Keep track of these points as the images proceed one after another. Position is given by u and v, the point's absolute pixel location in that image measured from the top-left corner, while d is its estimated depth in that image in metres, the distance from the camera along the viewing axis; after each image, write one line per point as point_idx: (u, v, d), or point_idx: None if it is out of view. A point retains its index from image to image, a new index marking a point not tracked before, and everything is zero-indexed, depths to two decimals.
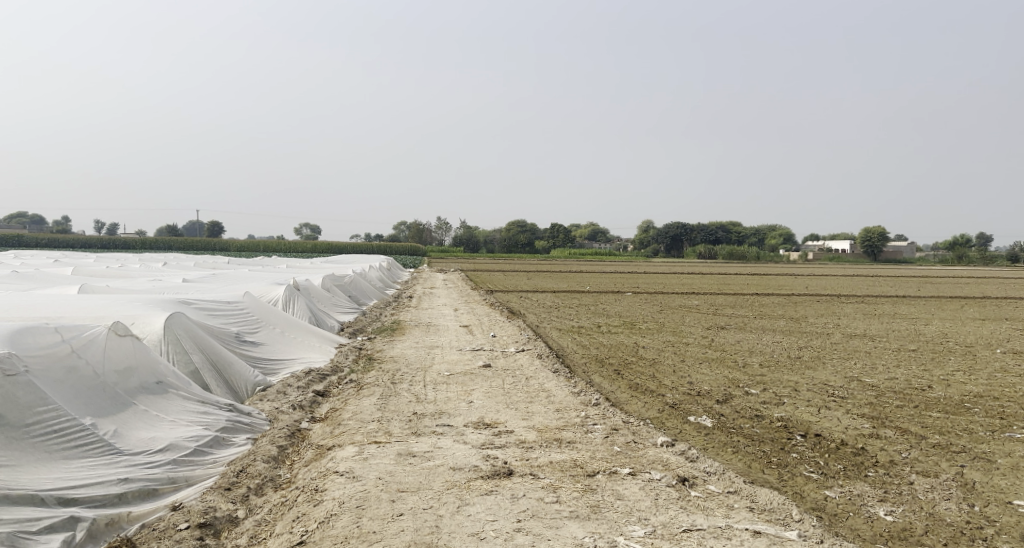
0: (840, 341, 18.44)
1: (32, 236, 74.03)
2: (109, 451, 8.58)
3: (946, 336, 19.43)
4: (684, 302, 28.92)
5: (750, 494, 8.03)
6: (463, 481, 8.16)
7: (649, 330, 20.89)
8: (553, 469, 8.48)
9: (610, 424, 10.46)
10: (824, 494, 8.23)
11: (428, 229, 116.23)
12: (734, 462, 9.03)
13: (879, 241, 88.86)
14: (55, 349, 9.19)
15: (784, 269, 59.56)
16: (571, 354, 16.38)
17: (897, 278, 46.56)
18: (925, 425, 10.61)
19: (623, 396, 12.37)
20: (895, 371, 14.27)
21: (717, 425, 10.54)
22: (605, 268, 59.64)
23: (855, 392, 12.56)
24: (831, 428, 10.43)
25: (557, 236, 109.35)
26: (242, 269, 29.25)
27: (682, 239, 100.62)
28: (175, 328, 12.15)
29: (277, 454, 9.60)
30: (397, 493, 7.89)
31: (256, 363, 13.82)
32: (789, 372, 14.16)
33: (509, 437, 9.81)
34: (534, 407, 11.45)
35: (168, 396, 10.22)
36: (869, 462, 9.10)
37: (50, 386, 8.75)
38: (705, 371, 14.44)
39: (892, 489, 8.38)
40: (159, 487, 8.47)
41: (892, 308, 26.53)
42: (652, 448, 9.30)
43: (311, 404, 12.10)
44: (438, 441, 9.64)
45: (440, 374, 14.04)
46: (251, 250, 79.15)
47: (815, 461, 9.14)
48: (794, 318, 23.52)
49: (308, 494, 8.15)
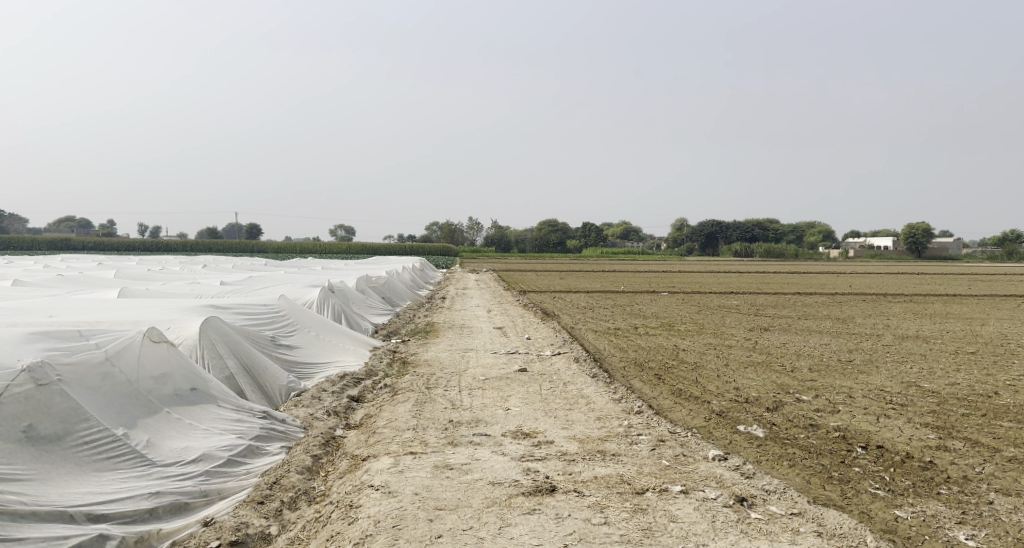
0: (891, 343, 17.73)
1: (76, 241, 75.30)
2: (141, 463, 8.24)
3: (1005, 337, 18.62)
4: (725, 303, 28.26)
5: (816, 517, 7.50)
6: (505, 499, 7.73)
7: (688, 332, 20.31)
8: (600, 486, 8.02)
9: (657, 434, 9.94)
10: (895, 514, 7.70)
11: (462, 230, 115.94)
12: (793, 477, 8.50)
13: (923, 238, 87.09)
14: (89, 356, 8.89)
15: (830, 268, 58.42)
16: (610, 357, 15.86)
17: (943, 276, 45.25)
18: (997, 436, 9.99)
19: (667, 403, 11.86)
20: (956, 376, 13.58)
21: (771, 436, 9.98)
22: (644, 267, 58.84)
23: (914, 399, 11.92)
24: (893, 439, 9.85)
25: (590, 235, 108.63)
26: (277, 271, 29.12)
27: (716, 237, 99.30)
28: (211, 332, 11.86)
29: (311, 465, 9.21)
30: (435, 512, 7.47)
31: (291, 366, 13.54)
32: (841, 377, 13.53)
33: (550, 448, 9.35)
34: (574, 415, 10.98)
35: (202, 404, 9.88)
36: (940, 478, 8.53)
37: (84, 394, 8.45)
38: (752, 375, 13.86)
39: (970, 509, 7.81)
40: (191, 501, 8.11)
41: (944, 307, 25.66)
42: (704, 462, 8.78)
43: (345, 410, 11.75)
44: (475, 452, 9.21)
45: (476, 379, 13.62)
46: (287, 252, 79.84)
47: (880, 476, 8.59)
48: (840, 319, 22.76)
49: (342, 510, 7.75)
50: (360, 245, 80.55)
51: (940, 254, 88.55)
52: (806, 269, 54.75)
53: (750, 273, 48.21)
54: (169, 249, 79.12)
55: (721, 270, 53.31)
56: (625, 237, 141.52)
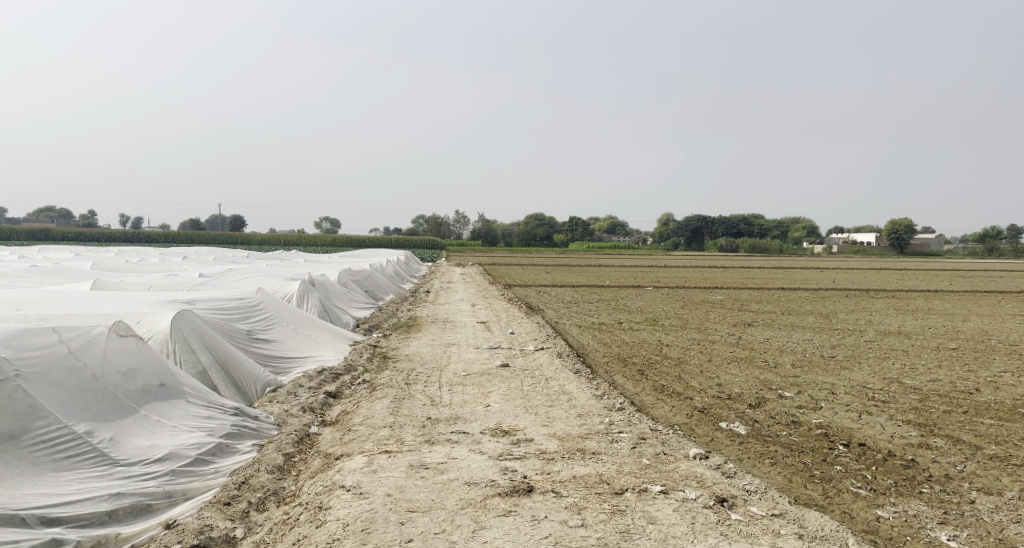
0: (874, 339, 17.65)
1: (58, 230, 74.70)
2: (102, 462, 7.98)
3: (987, 334, 18.58)
4: (709, 297, 28.15)
5: (798, 519, 7.33)
6: (480, 500, 7.52)
7: (672, 327, 20.17)
8: (577, 486, 7.82)
9: (638, 432, 9.75)
10: (876, 514, 7.55)
11: (448, 223, 115.50)
12: (773, 476, 8.34)
13: (906, 234, 87.54)
14: (52, 350, 8.59)
15: (814, 265, 58.35)
16: (593, 353, 15.67)
17: (925, 272, 45.27)
18: (978, 434, 9.87)
19: (649, 399, 11.68)
20: (937, 372, 13.50)
21: (752, 434, 9.82)
22: (631, 262, 58.78)
23: (896, 396, 11.80)
24: (876, 436, 9.71)
25: (577, 230, 108.58)
26: (261, 264, 28.58)
27: (702, 232, 99.38)
28: (183, 325, 11.57)
29: (282, 464, 8.96)
30: (407, 514, 7.25)
31: (267, 361, 13.25)
32: (824, 373, 13.42)
33: (528, 446, 9.15)
34: (555, 412, 10.77)
35: (172, 400, 9.61)
36: (922, 476, 8.38)
37: (44, 391, 8.17)
38: (735, 371, 13.71)
39: (953, 509, 7.67)
40: (154, 502, 7.86)
41: (927, 303, 25.67)
42: (685, 461, 8.59)
43: (321, 406, 11.51)
44: (452, 451, 8.99)
45: (455, 375, 13.41)
46: (270, 245, 79.39)
47: (863, 475, 8.43)
48: (823, 314, 22.72)
49: (310, 512, 7.53)
50: (346, 238, 80.30)
51: (922, 250, 88.95)
52: (789, 265, 54.83)
53: (734, 269, 48.09)
54: (151, 240, 78.78)
55: (707, 265, 53.12)
56: (611, 232, 142.04)
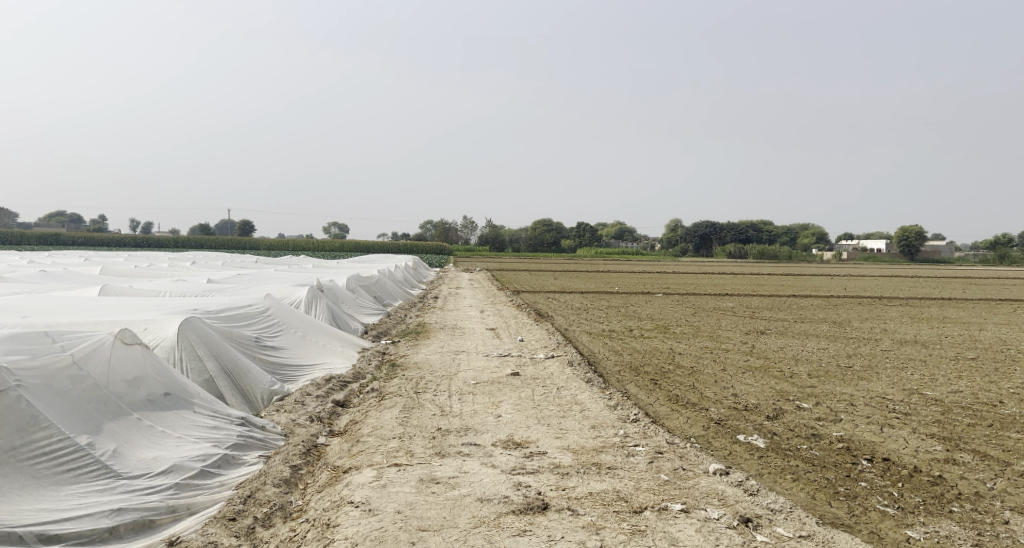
0: (891, 348, 17.32)
1: (67, 235, 74.55)
2: (105, 475, 7.74)
3: (1006, 343, 18.26)
4: (720, 305, 27.80)
5: (824, 541, 7.06)
6: (493, 518, 7.26)
7: (683, 334, 19.87)
8: (595, 504, 7.55)
9: (654, 445, 9.47)
10: (906, 535, 7.27)
11: (455, 229, 115.34)
12: (797, 493, 8.05)
13: (916, 241, 87.01)
14: (55, 359, 8.35)
15: (824, 270, 57.99)
16: (604, 361, 15.37)
17: (936, 280, 45.09)
18: (1006, 449, 9.56)
19: (663, 410, 11.39)
20: (959, 383, 13.17)
21: (772, 447, 9.54)
22: (639, 268, 58.45)
23: (918, 408, 11.49)
24: (899, 450, 9.41)
25: (584, 236, 108.22)
26: (267, 269, 28.39)
27: (710, 238, 98.98)
28: (190, 333, 11.33)
29: (290, 476, 8.69)
30: (418, 533, 7.01)
31: (275, 369, 13.03)
32: (842, 384, 13.11)
33: (542, 460, 8.87)
34: (568, 424, 10.50)
35: (177, 410, 9.35)
36: (951, 494, 8.09)
37: (45, 401, 7.93)
38: (751, 381, 13.39)
39: (986, 530, 7.37)
40: (157, 518, 7.63)
41: (940, 311, 25.34)
42: (704, 477, 8.31)
43: (329, 415, 11.26)
44: (464, 464, 8.72)
45: (465, 383, 13.14)
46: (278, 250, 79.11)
47: (890, 492, 8.13)
48: (837, 322, 22.39)
49: (319, 529, 7.27)
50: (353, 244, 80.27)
51: (933, 258, 88.51)
52: (799, 271, 54.44)
53: (742, 275, 47.76)
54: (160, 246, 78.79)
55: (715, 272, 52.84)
56: (619, 238, 141.75)
